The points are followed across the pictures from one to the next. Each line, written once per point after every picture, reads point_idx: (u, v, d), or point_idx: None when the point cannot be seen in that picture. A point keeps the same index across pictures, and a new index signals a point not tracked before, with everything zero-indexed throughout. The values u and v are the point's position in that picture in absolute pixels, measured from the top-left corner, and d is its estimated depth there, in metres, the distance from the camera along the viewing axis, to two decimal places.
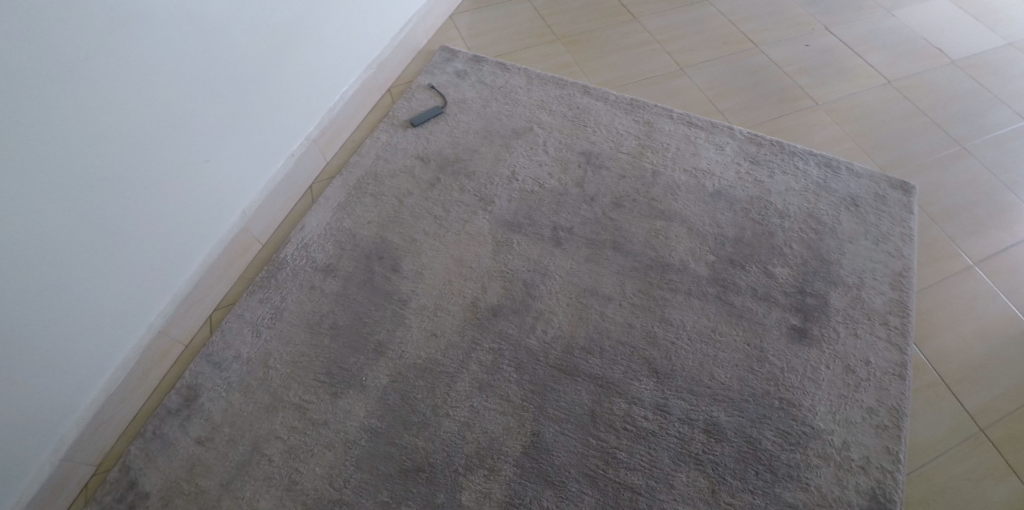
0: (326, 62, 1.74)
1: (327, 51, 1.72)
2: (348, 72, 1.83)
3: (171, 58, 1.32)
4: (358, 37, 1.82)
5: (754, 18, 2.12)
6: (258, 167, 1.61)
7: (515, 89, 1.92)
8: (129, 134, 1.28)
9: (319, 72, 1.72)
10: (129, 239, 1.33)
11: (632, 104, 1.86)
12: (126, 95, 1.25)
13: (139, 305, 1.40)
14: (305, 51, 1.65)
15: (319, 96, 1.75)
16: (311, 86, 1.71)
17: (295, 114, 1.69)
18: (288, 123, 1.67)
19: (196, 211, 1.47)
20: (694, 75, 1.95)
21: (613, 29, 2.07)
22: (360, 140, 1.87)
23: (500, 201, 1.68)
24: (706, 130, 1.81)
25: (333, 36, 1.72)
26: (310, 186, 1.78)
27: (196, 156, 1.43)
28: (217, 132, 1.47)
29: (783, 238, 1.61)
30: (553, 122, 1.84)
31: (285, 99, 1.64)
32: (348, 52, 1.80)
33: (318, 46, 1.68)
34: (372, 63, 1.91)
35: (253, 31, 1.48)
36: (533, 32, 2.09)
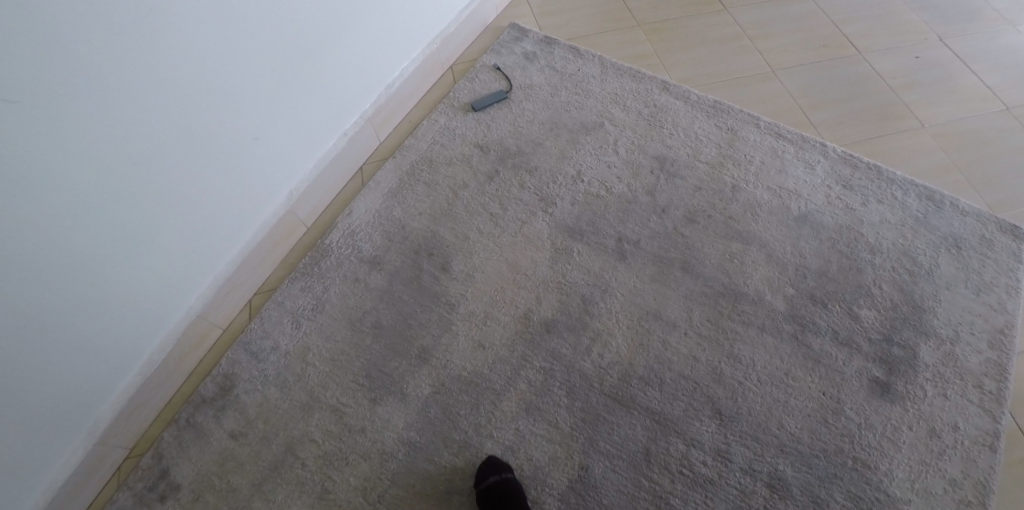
0: (388, 34, 1.61)
1: (390, 21, 1.60)
2: (410, 46, 1.70)
3: (224, 23, 1.21)
4: (423, 8, 1.68)
5: (857, 21, 1.94)
6: (308, 147, 1.52)
7: (587, 79, 1.77)
8: (177, 106, 1.19)
9: (380, 44, 1.60)
10: (172, 215, 1.27)
11: (715, 108, 1.71)
12: (176, 63, 1.16)
13: (178, 287, 1.35)
14: (368, 20, 1.53)
15: (378, 71, 1.63)
16: (371, 60, 1.59)
17: (351, 90, 1.57)
18: (344, 98, 1.56)
19: (241, 191, 1.40)
20: (786, 79, 1.79)
21: (700, 19, 1.91)
22: (416, 121, 1.75)
23: (563, 203, 1.54)
24: (796, 143, 1.65)
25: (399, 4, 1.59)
26: (361, 166, 1.68)
27: (245, 134, 1.35)
28: (270, 105, 1.38)
29: (873, 277, 1.47)
30: (626, 119, 1.69)
31: (342, 74, 1.53)
32: (412, 24, 1.67)
33: (381, 15, 1.56)
34: (438, 37, 1.77)
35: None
36: (614, 15, 1.93)
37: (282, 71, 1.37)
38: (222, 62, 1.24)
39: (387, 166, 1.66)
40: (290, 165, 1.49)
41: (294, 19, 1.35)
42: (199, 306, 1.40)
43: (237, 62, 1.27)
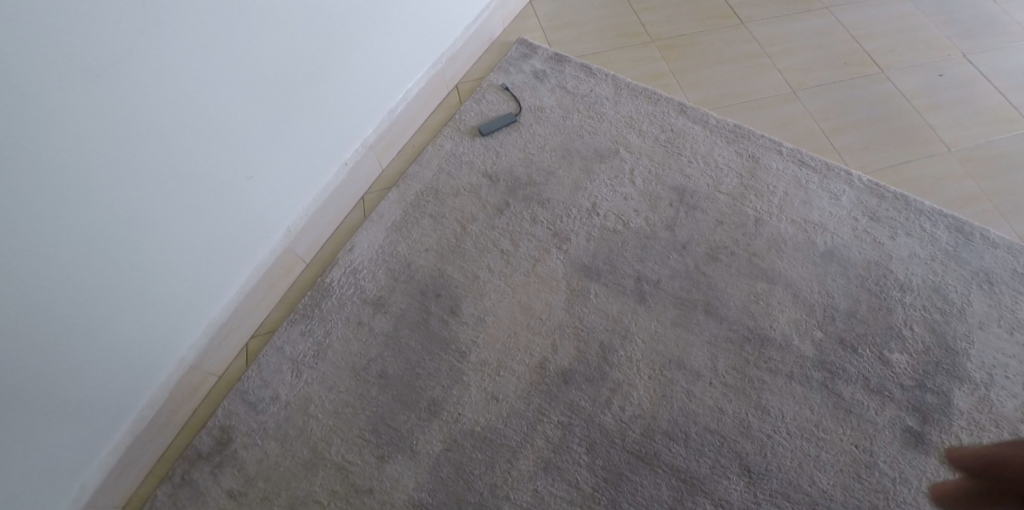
0: (390, 56, 1.50)
1: (398, 33, 1.49)
2: (414, 66, 1.59)
3: (218, 41, 1.11)
4: (428, 24, 1.57)
5: (879, 36, 1.85)
6: (306, 180, 1.42)
7: (601, 101, 1.68)
8: (171, 132, 1.10)
9: (386, 59, 1.49)
10: (167, 248, 1.18)
11: (735, 132, 1.63)
12: (167, 87, 1.06)
13: (171, 337, 1.26)
14: (373, 33, 1.42)
15: (380, 94, 1.53)
16: (376, 76, 1.49)
17: (352, 115, 1.47)
18: (346, 121, 1.46)
19: (236, 233, 1.30)
20: (808, 100, 1.71)
21: (717, 35, 1.83)
22: (421, 145, 1.65)
23: (578, 239, 1.47)
24: (820, 171, 1.57)
25: (405, 15, 1.49)
26: (362, 196, 1.59)
27: (239, 173, 1.25)
28: (270, 127, 1.28)
29: (903, 317, 1.39)
30: (643, 146, 1.60)
31: (342, 102, 1.43)
32: (418, 40, 1.56)
33: (387, 26, 1.45)
34: (443, 55, 1.67)
35: (313, 10, 1.26)
36: (626, 29, 1.84)
37: (282, 90, 1.27)
38: (217, 83, 1.14)
39: (389, 197, 1.56)
40: (290, 195, 1.39)
41: (292, 41, 1.25)
42: (198, 342, 1.32)
43: (233, 82, 1.17)
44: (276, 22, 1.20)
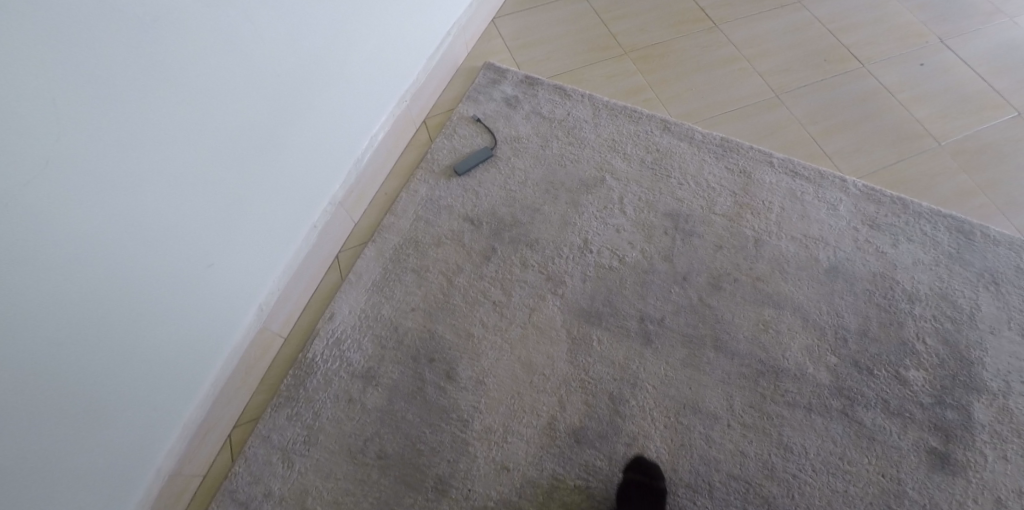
0: (350, 105, 1.39)
1: (359, 72, 1.38)
2: (378, 110, 1.49)
3: (161, 111, 1.00)
4: (389, 62, 1.47)
5: (854, 29, 1.80)
6: (274, 252, 1.33)
7: (580, 124, 1.59)
8: (129, 218, 1.00)
9: (349, 102, 1.38)
10: (143, 343, 1.09)
11: (723, 147, 1.55)
12: (115, 171, 0.96)
13: (152, 439, 1.17)
14: (331, 77, 1.31)
15: (344, 146, 1.42)
16: (339, 124, 1.38)
17: (317, 173, 1.37)
18: (311, 178, 1.36)
19: (206, 319, 1.21)
20: (791, 104, 1.65)
21: (692, 40, 1.75)
22: (393, 192, 1.55)
23: (573, 280, 1.39)
24: (813, 181, 1.50)
25: (365, 52, 1.38)
26: (336, 257, 1.49)
27: (202, 257, 1.16)
28: (230, 194, 1.18)
29: (915, 330, 1.32)
30: (629, 170, 1.52)
31: (305, 164, 1.33)
32: (380, 80, 1.46)
33: (346, 66, 1.34)
34: (408, 92, 1.56)
35: (259, 73, 1.15)
36: (598, 43, 1.75)
37: (239, 152, 1.17)
38: (166, 157, 1.04)
39: (366, 253, 1.47)
40: (257, 270, 1.30)
41: (241, 111, 1.14)
42: (176, 448, 1.22)
43: (184, 153, 1.06)
44: (222, 89, 1.09)
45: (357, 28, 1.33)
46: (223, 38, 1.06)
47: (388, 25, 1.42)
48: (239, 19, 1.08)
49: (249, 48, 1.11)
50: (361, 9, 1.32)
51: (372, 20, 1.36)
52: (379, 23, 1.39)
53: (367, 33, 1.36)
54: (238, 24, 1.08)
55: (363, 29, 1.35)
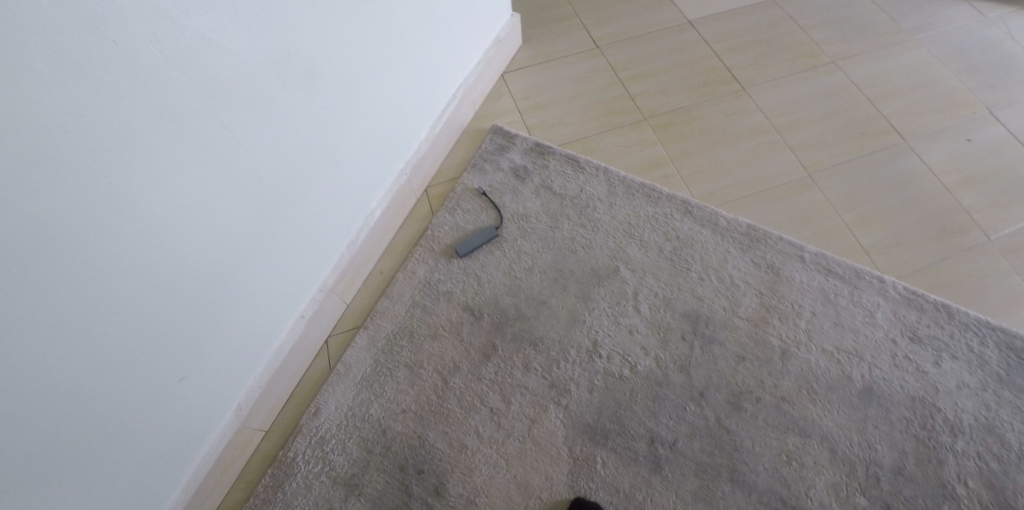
0: (343, 186, 1.27)
1: (357, 151, 1.26)
2: (375, 185, 1.36)
3: (130, 235, 0.90)
4: (389, 136, 1.34)
5: (895, 94, 1.56)
6: (257, 348, 1.22)
7: (593, 203, 1.46)
8: (89, 349, 0.91)
9: (345, 184, 1.27)
10: (113, 456, 1.01)
11: (749, 235, 1.40)
12: (75, 304, 0.87)
13: None
14: (325, 164, 1.19)
15: (337, 228, 1.30)
16: (333, 208, 1.26)
17: (305, 261, 1.25)
18: (300, 268, 1.25)
19: (183, 423, 1.12)
20: (825, 185, 1.45)
21: (716, 105, 1.57)
22: (389, 271, 1.43)
23: (578, 389, 1.27)
24: (849, 281, 1.34)
25: (364, 130, 1.26)
26: (325, 342, 1.37)
27: (178, 365, 1.06)
28: (211, 303, 1.08)
29: (955, 470, 1.16)
30: (646, 260, 1.39)
31: (292, 253, 1.21)
32: (378, 156, 1.34)
33: (343, 149, 1.22)
34: (408, 162, 1.44)
35: (240, 172, 1.03)
36: (614, 105, 1.60)
37: (220, 259, 1.07)
38: (136, 280, 0.94)
39: (357, 342, 1.35)
40: (236, 369, 1.19)
41: (222, 213, 1.03)
42: None
43: (158, 272, 0.97)
44: (202, 194, 0.98)
45: (356, 108, 1.21)
46: (201, 144, 0.95)
47: (389, 98, 1.30)
48: (222, 122, 0.96)
49: (232, 150, 1.00)
50: (361, 87, 1.20)
51: (372, 96, 1.24)
52: (380, 97, 1.27)
53: (366, 110, 1.24)
54: (220, 127, 0.96)
55: (362, 107, 1.23)
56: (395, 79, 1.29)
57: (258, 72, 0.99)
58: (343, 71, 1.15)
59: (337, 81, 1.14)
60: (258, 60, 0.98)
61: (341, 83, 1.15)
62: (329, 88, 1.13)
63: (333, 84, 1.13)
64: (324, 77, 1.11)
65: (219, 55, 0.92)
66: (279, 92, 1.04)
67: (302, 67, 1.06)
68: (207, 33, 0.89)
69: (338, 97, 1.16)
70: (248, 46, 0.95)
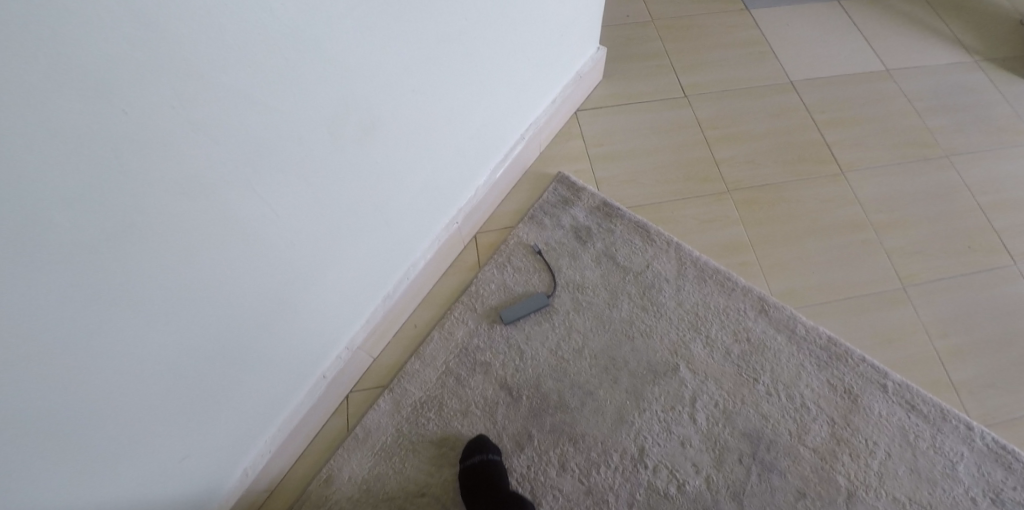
0: (383, 238, 1.12)
1: (399, 208, 1.11)
2: (419, 237, 1.22)
3: (135, 322, 0.76)
4: (441, 186, 1.19)
5: (1016, 205, 1.37)
6: (270, 409, 1.08)
7: (659, 283, 1.31)
8: (65, 455, 0.76)
9: (382, 243, 1.12)
10: None
11: (830, 350, 1.25)
12: (50, 411, 0.72)
13: None
14: (364, 223, 1.05)
15: (374, 282, 1.16)
16: (364, 270, 1.12)
17: (334, 319, 1.11)
18: (321, 333, 1.10)
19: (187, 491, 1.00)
20: (921, 302, 1.29)
21: (810, 188, 1.41)
22: (425, 327, 1.29)
23: (617, 502, 1.13)
24: (932, 422, 1.20)
25: (409, 186, 1.10)
26: (347, 398, 1.24)
27: (187, 435, 0.93)
28: (226, 377, 0.94)
29: None
30: (709, 361, 1.24)
31: (321, 311, 1.07)
32: (425, 209, 1.19)
33: (385, 207, 1.07)
34: (459, 212, 1.29)
35: (279, 235, 0.89)
36: (694, 169, 1.43)
37: (239, 335, 0.92)
38: (130, 373, 0.79)
39: (381, 405, 1.22)
40: (247, 434, 1.06)
41: (252, 280, 0.89)
42: None
43: (168, 355, 0.83)
44: (234, 259, 0.84)
45: (405, 164, 1.06)
46: (223, 218, 0.79)
47: (445, 149, 1.14)
48: (250, 192, 0.81)
49: (263, 220, 0.85)
50: (415, 138, 1.05)
51: (429, 146, 1.09)
52: (436, 147, 1.12)
53: (417, 163, 1.09)
54: (249, 198, 0.81)
55: (412, 161, 1.07)
56: (457, 126, 1.14)
57: (307, 126, 0.84)
58: (401, 120, 0.99)
59: (392, 133, 0.99)
60: (310, 115, 0.83)
61: (398, 132, 1.00)
62: (379, 142, 0.97)
63: (386, 136, 0.98)
64: (377, 130, 0.96)
65: (261, 112, 0.77)
66: (325, 151, 0.88)
67: (356, 118, 0.91)
68: (250, 84, 0.74)
69: (388, 152, 1.00)
70: (302, 99, 0.81)
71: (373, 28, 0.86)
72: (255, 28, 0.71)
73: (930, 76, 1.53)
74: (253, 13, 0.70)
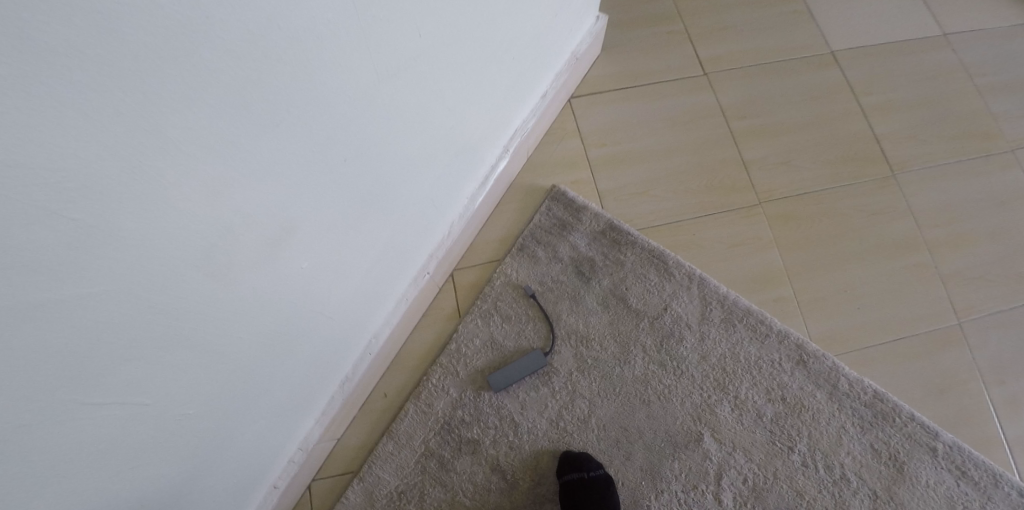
0: (338, 321, 0.85)
1: (343, 294, 0.83)
2: (378, 305, 0.95)
3: None
4: (403, 246, 0.92)
5: None
6: None
7: (680, 331, 1.08)
8: None
9: (326, 338, 0.85)
10: None
11: (873, 409, 1.06)
12: None
13: None
14: (295, 335, 0.76)
15: (332, 366, 0.91)
16: (300, 377, 0.84)
17: (288, 421, 0.88)
18: (255, 461, 0.86)
19: None
20: (977, 342, 1.10)
21: (855, 197, 1.18)
22: (398, 393, 1.07)
23: None
24: (983, 490, 1.01)
25: (355, 266, 0.81)
26: (310, 486, 1.04)
27: None
28: None
29: None
30: (737, 428, 1.05)
31: (272, 423, 0.84)
32: (384, 277, 0.91)
33: (325, 302, 0.79)
34: (429, 258, 1.02)
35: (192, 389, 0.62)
36: (719, 174, 1.18)
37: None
38: None
39: (350, 497, 1.02)
40: None
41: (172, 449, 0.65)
42: None
43: None
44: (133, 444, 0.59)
45: (345, 248, 0.76)
46: (47, 456, 0.51)
47: (401, 207, 0.85)
48: (85, 413, 0.52)
49: (126, 422, 0.56)
50: (358, 211, 0.75)
51: (383, 209, 0.80)
52: (394, 207, 0.83)
53: (364, 237, 0.79)
54: (83, 416, 0.52)
55: (359, 239, 0.78)
56: (417, 175, 0.84)
57: (162, 280, 0.52)
58: (338, 200, 0.69)
59: (324, 222, 0.69)
60: (172, 264, 0.52)
61: (330, 217, 0.69)
62: (309, 242, 0.68)
63: (316, 230, 0.68)
64: (306, 228, 0.66)
65: (82, 295, 0.46)
66: (211, 292, 0.58)
67: (267, 224, 0.60)
68: (50, 274, 0.43)
69: (324, 243, 0.71)
70: (169, 239, 0.51)
71: (281, 97, 0.54)
72: (37, 189, 0.40)
73: (996, 44, 1.30)
74: (34, 168, 0.39)
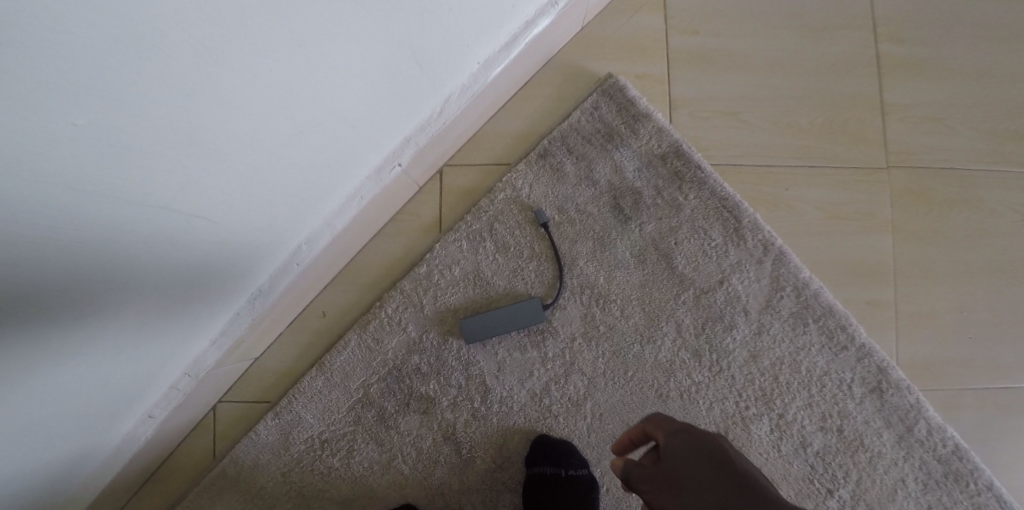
0: (244, 205, 0.58)
1: (201, 197, 0.53)
2: (312, 201, 0.66)
3: None
4: (347, 125, 0.61)
5: None
6: (71, 459, 0.66)
7: (732, 314, 0.79)
8: None
9: (183, 251, 0.57)
10: None
11: (947, 464, 0.80)
12: None
13: None
14: (123, 221, 0.49)
15: (239, 268, 0.65)
16: (131, 305, 0.57)
17: (170, 333, 0.64)
18: (77, 411, 0.61)
19: None
20: None
21: (1013, 187, 0.85)
22: (342, 315, 0.81)
23: None
24: None
25: (217, 156, 0.51)
26: (217, 407, 0.81)
27: None
28: None
29: None
30: (770, 454, 0.79)
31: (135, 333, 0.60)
32: (310, 166, 0.61)
33: (156, 203, 0.50)
34: (404, 144, 0.71)
35: None
36: (837, 115, 0.84)
37: None
38: None
39: (260, 433, 0.80)
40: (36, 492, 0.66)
41: None
42: None
43: None
44: None
45: (172, 119, 0.45)
46: None
47: (329, 52, 0.53)
48: None
49: None
50: (201, 35, 0.43)
51: (281, 41, 0.48)
52: (305, 46, 0.50)
53: (232, 100, 0.48)
54: None
55: (219, 99, 0.47)
56: None
57: None
58: (110, 8, 0.38)
59: (83, 48, 0.38)
60: None
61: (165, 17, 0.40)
62: (47, 76, 0.38)
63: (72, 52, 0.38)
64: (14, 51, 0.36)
65: None
66: None
67: None
68: None
69: (90, 98, 0.40)
70: None
71: None
72: None
73: None
74: None
